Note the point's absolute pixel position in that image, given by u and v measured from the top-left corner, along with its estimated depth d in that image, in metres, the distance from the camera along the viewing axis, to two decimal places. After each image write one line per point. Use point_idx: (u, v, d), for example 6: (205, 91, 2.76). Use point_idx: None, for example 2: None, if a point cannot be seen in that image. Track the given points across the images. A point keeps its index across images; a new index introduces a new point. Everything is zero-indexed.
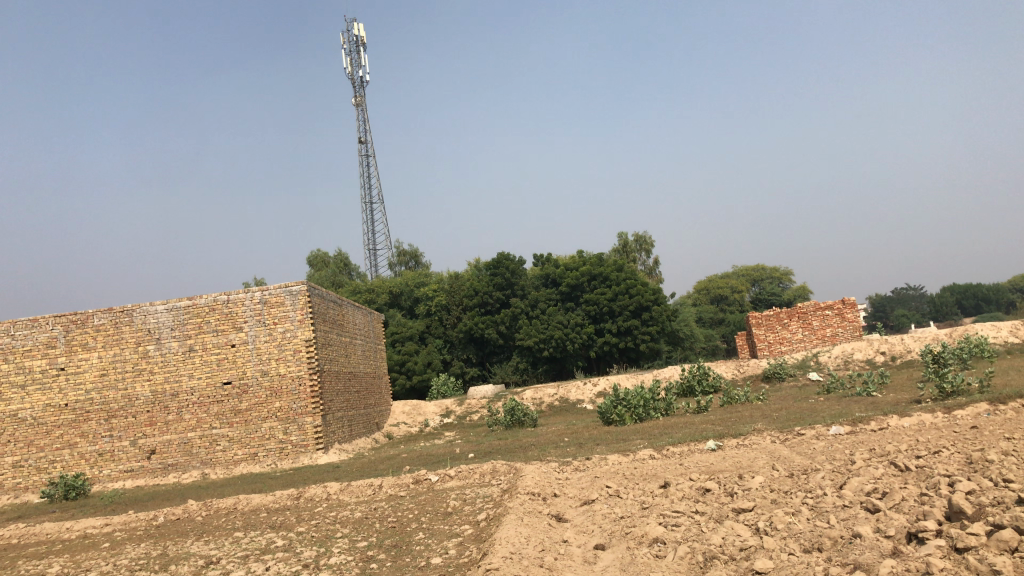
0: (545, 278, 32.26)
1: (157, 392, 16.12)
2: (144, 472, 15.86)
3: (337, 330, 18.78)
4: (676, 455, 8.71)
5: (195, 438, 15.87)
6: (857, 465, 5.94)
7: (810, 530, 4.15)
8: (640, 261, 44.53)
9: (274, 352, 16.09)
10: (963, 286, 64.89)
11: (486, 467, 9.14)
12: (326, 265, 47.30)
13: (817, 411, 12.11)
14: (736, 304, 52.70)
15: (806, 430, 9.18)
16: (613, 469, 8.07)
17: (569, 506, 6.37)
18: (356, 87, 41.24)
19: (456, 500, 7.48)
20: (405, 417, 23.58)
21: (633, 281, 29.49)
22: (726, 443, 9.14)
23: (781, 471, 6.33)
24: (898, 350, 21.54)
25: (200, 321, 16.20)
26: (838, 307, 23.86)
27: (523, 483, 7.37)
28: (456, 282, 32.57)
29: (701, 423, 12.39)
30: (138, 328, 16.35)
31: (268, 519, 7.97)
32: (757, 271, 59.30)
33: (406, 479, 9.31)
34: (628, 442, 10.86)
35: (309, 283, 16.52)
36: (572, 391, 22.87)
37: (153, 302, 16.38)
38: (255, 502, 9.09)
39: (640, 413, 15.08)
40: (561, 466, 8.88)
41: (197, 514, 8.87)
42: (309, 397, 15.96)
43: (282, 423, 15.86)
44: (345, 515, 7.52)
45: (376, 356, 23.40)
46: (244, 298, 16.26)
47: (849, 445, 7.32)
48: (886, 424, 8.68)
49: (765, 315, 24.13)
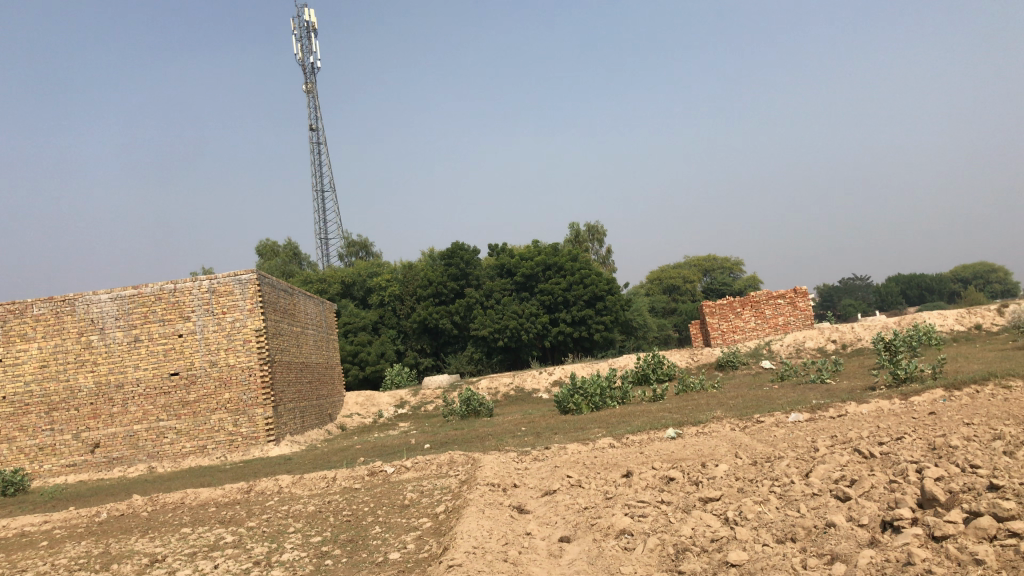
0: (500, 270, 31.70)
1: (101, 384, 15.59)
2: (88, 466, 15.32)
3: (289, 321, 18.39)
4: (636, 444, 8.61)
5: (141, 430, 15.40)
6: (821, 453, 5.87)
7: (782, 520, 4.04)
8: (593, 251, 44.59)
9: (223, 343, 15.66)
10: (908, 276, 66.43)
11: (443, 458, 8.94)
12: (276, 255, 46.49)
13: (773, 398, 12.16)
14: (688, 294, 53.24)
15: (765, 418, 9.15)
16: (573, 459, 7.93)
17: (530, 497, 6.22)
18: (307, 73, 40.55)
19: (414, 492, 7.27)
20: (359, 408, 23.25)
21: (587, 271, 29.56)
22: (686, 431, 9.07)
23: (744, 459, 6.25)
24: (849, 337, 21.83)
25: (146, 310, 15.71)
26: (790, 296, 24.11)
27: (483, 474, 7.19)
28: (410, 271, 32.23)
29: (659, 411, 12.34)
30: (80, 319, 15.79)
31: (217, 514, 7.67)
32: (708, 260, 59.90)
33: (361, 470, 9.07)
34: (586, 431, 10.74)
35: (259, 272, 16.12)
36: (528, 380, 22.77)
37: (97, 291, 15.83)
38: (203, 496, 8.78)
39: (596, 401, 15.02)
40: (520, 456, 8.72)
41: (142, 509, 8.52)
42: (260, 388, 15.57)
43: (232, 415, 15.45)
44: (298, 509, 7.26)
45: (328, 346, 23.02)
46: (191, 287, 15.80)
47: (810, 433, 7.28)
48: (844, 411, 8.69)
49: (719, 304, 24.25)
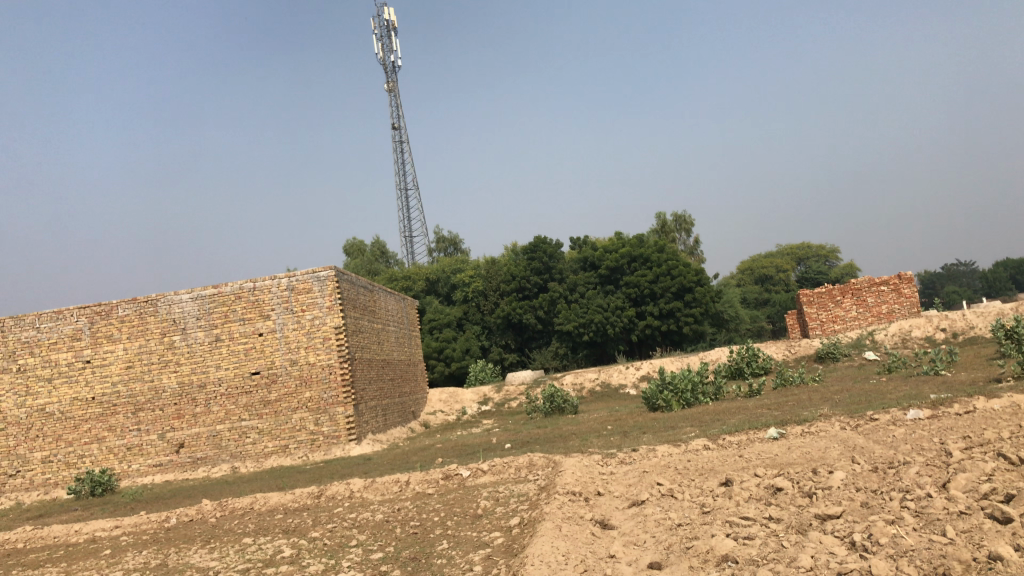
0: (584, 262, 31.23)
1: (185, 384, 15.58)
2: (174, 466, 15.34)
3: (369, 317, 18.12)
4: (734, 446, 7.79)
5: (224, 430, 15.32)
6: (957, 459, 4.98)
7: (927, 548, 3.28)
8: (679, 242, 43.41)
9: (303, 341, 15.45)
10: (1017, 261, 62.69)
11: (521, 460, 8.33)
12: (363, 253, 46.74)
13: (884, 392, 11.15)
14: (781, 284, 51.34)
15: (879, 415, 8.17)
16: (663, 462, 7.19)
17: (615, 509, 5.55)
18: (389, 72, 40.57)
19: (488, 500, 6.67)
20: (443, 405, 22.89)
21: (675, 261, 28.38)
22: (790, 431, 8.19)
23: (863, 465, 5.41)
24: (960, 326, 20.26)
25: (227, 309, 15.61)
26: (894, 283, 22.58)
27: (563, 480, 6.53)
28: (494, 267, 31.64)
29: (756, 408, 11.44)
30: (163, 319, 15.81)
31: (283, 522, 7.26)
32: (802, 249, 57.70)
33: (436, 474, 8.51)
34: (677, 430, 9.96)
35: (338, 269, 15.81)
36: (614, 375, 22.00)
37: (179, 291, 15.82)
38: (273, 501, 8.40)
39: (688, 397, 14.15)
40: (604, 459, 8.02)
41: (211, 515, 8.21)
42: (340, 386, 15.29)
43: (313, 414, 15.21)
44: (365, 518, 6.76)
45: (411, 343, 22.76)
46: (271, 286, 15.63)
47: (936, 432, 6.37)
48: (972, 407, 7.64)
49: (817, 293, 22.98)
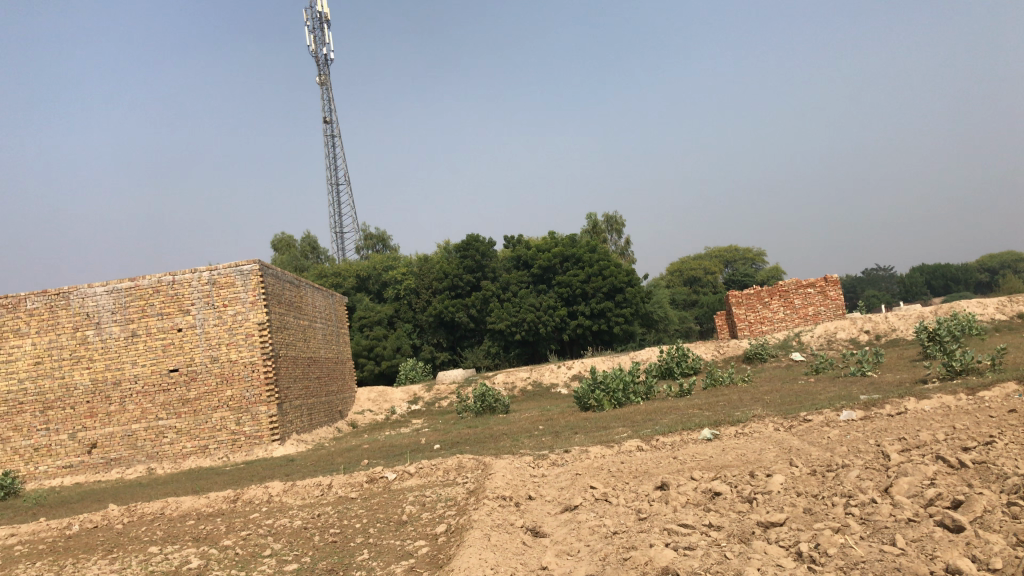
0: (516, 261, 30.97)
1: (98, 381, 14.80)
2: (85, 468, 14.53)
3: (295, 314, 17.54)
4: (667, 447, 7.61)
5: (140, 430, 14.59)
6: (896, 462, 4.86)
7: (879, 559, 3.14)
8: (611, 242, 43.60)
9: (225, 337, 14.80)
10: (932, 267, 65.00)
11: (450, 462, 8.01)
12: (292, 248, 45.70)
13: (813, 393, 11.19)
14: (708, 286, 52.23)
15: (812, 416, 8.09)
16: (596, 464, 6.96)
17: (547, 515, 5.29)
18: (320, 65, 39.72)
19: (414, 505, 6.34)
20: (371, 405, 22.37)
21: (607, 262, 28.48)
22: (723, 432, 8.05)
23: (801, 468, 5.25)
24: (883, 328, 20.71)
25: (144, 303, 14.87)
26: (820, 285, 23.00)
27: (492, 484, 6.24)
28: (426, 264, 31.13)
29: (687, 408, 11.35)
30: (75, 313, 15.00)
31: (194, 528, 6.79)
32: (730, 252, 58.70)
33: (360, 476, 8.13)
34: (609, 430, 9.77)
35: (262, 262, 15.21)
36: (546, 375, 21.83)
37: (93, 284, 15.03)
38: (185, 506, 7.89)
39: (619, 397, 14.03)
40: (536, 460, 7.74)
41: (117, 521, 7.67)
42: (263, 384, 14.70)
43: (234, 414, 14.59)
44: (281, 524, 6.35)
45: (338, 340, 22.13)
46: (191, 279, 14.94)
47: (871, 434, 6.28)
48: (904, 408, 7.62)
49: (746, 294, 23.15)
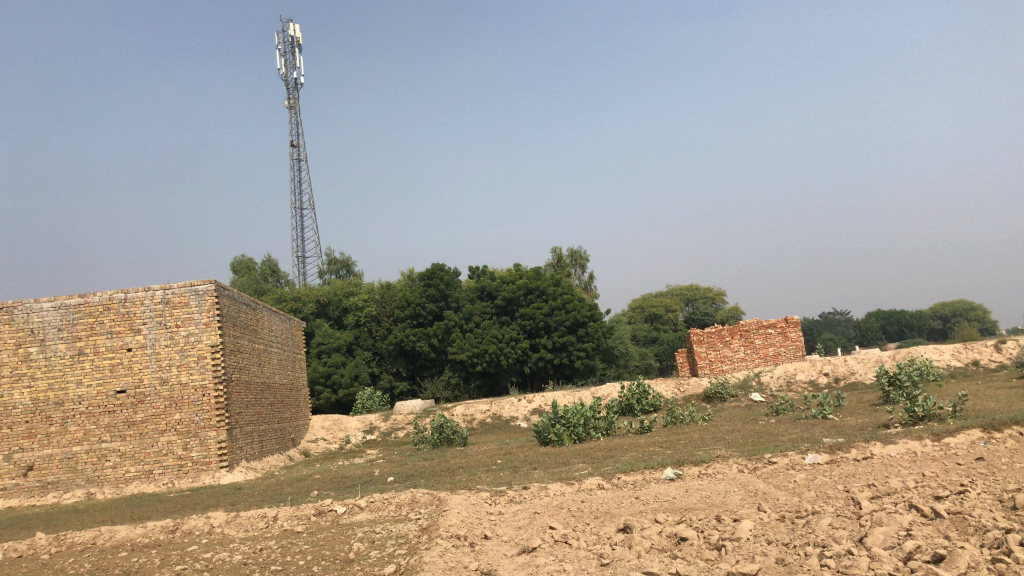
0: (480, 292, 30.75)
1: (39, 400, 14.18)
2: (20, 491, 13.86)
3: (250, 337, 17.05)
4: (629, 486, 7.38)
5: (81, 452, 13.98)
6: (869, 510, 4.67)
7: None
8: (574, 276, 43.57)
9: (175, 359, 14.29)
10: (888, 312, 66.01)
11: (403, 496, 7.69)
12: (252, 271, 44.98)
13: (775, 434, 11.05)
14: (669, 324, 52.47)
15: (777, 458, 7.91)
16: (555, 502, 6.70)
17: (503, 557, 5.01)
18: (290, 89, 39.43)
19: (362, 541, 6.02)
20: (325, 433, 21.81)
21: (569, 295, 28.46)
22: (687, 472, 7.84)
23: (769, 513, 5.04)
24: (842, 371, 20.80)
25: (93, 321, 14.34)
26: (781, 326, 23.08)
27: (447, 521, 5.93)
28: (389, 292, 30.77)
29: (649, 446, 11.14)
30: (19, 329, 14.42)
31: (126, 561, 6.37)
32: (691, 290, 59.04)
33: (308, 509, 7.76)
34: (569, 467, 9.51)
35: (219, 283, 14.78)
36: (506, 407, 21.52)
37: (39, 299, 14.47)
38: (120, 535, 7.45)
39: (579, 432, 13.82)
40: (493, 496, 7.45)
41: (44, 551, 7.21)
42: (213, 408, 14.19)
43: (182, 438, 14.06)
44: (220, 559, 5.97)
45: (294, 366, 21.64)
46: (143, 297, 14.45)
47: (839, 479, 6.11)
48: (870, 453, 7.47)
49: (707, 332, 23.10)
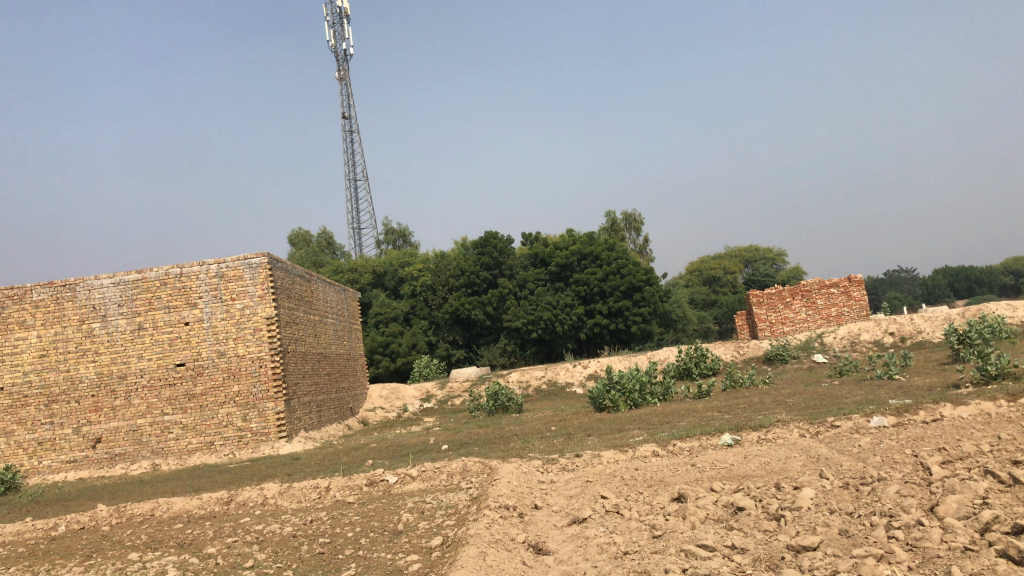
0: (534, 258, 30.52)
1: (103, 374, 14.50)
2: (89, 462, 14.24)
3: (305, 308, 17.15)
4: (685, 453, 7.15)
5: (145, 425, 14.28)
6: (941, 476, 4.37)
7: None
8: (629, 240, 43.02)
9: (232, 331, 14.45)
10: (956, 268, 63.87)
11: (455, 465, 7.59)
12: (309, 244, 45.47)
13: (839, 397, 10.66)
14: (728, 286, 51.62)
15: (841, 422, 7.58)
16: (608, 470, 6.52)
17: (553, 528, 4.87)
18: (340, 60, 39.43)
19: (411, 512, 5.93)
20: (383, 402, 21.99)
21: (624, 260, 28.00)
22: (745, 437, 7.57)
23: (833, 480, 4.78)
24: (909, 330, 20.10)
25: (151, 296, 14.54)
26: (844, 285, 22.39)
27: (496, 490, 5.79)
28: (442, 261, 30.75)
29: (706, 410, 10.87)
30: (81, 305, 14.71)
31: (180, 533, 6.41)
32: (750, 252, 57.89)
33: (360, 479, 7.72)
34: (624, 433, 9.33)
35: (271, 255, 14.83)
36: (561, 373, 21.37)
37: (99, 276, 14.73)
38: (177, 507, 7.51)
39: (635, 398, 13.58)
40: (545, 464, 7.30)
41: (104, 523, 7.31)
42: (271, 380, 14.34)
43: (241, 409, 14.25)
44: (271, 530, 5.95)
45: (350, 336, 21.77)
46: (198, 272, 14.57)
47: (908, 443, 5.79)
48: (941, 415, 7.09)
49: (767, 294, 22.59)
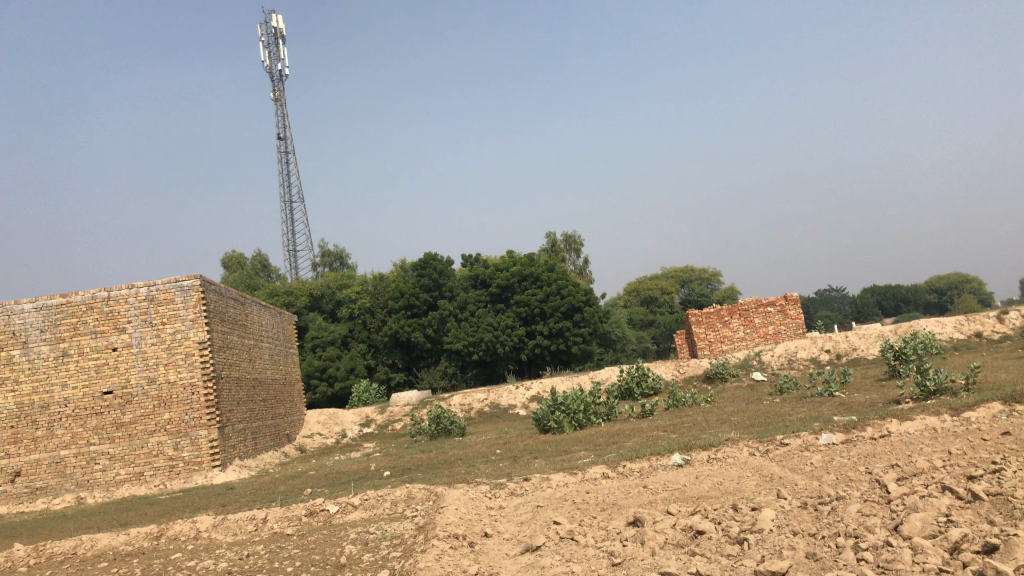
0: (473, 280, 30.40)
1: (24, 404, 13.78)
2: (8, 497, 13.47)
3: (239, 332, 16.63)
4: (635, 475, 7.00)
5: (69, 456, 13.58)
6: (900, 494, 4.29)
7: None
8: (569, 261, 43.09)
9: (163, 357, 13.88)
10: (882, 287, 65.75)
11: (399, 492, 7.31)
12: (243, 267, 44.47)
13: (783, 414, 10.71)
14: (665, 306, 52.22)
15: (790, 440, 7.52)
16: (559, 494, 6.33)
17: (506, 557, 4.65)
18: (275, 81, 38.85)
19: (354, 543, 5.65)
20: (321, 428, 21.44)
21: (565, 281, 28.11)
22: (696, 457, 7.45)
23: (791, 500, 4.68)
24: (843, 347, 20.47)
25: (76, 321, 13.89)
26: (780, 304, 22.75)
27: (444, 519, 5.54)
28: (381, 283, 30.35)
29: (652, 430, 10.76)
30: (0, 332, 13.97)
31: (105, 572, 5.99)
32: (686, 272, 58.72)
33: (299, 509, 7.37)
34: (571, 455, 9.15)
35: (204, 277, 14.34)
36: (503, 395, 21.15)
37: (20, 300, 14.03)
38: (102, 544, 7.06)
39: (580, 419, 13.45)
40: (493, 490, 7.07)
41: (23, 563, 6.83)
42: (203, 407, 13.80)
43: (172, 438, 13.67)
44: (204, 567, 5.59)
45: (286, 360, 21.21)
46: (127, 295, 13.99)
47: (860, 460, 5.74)
48: (887, 431, 7.08)
49: (706, 313, 22.73)
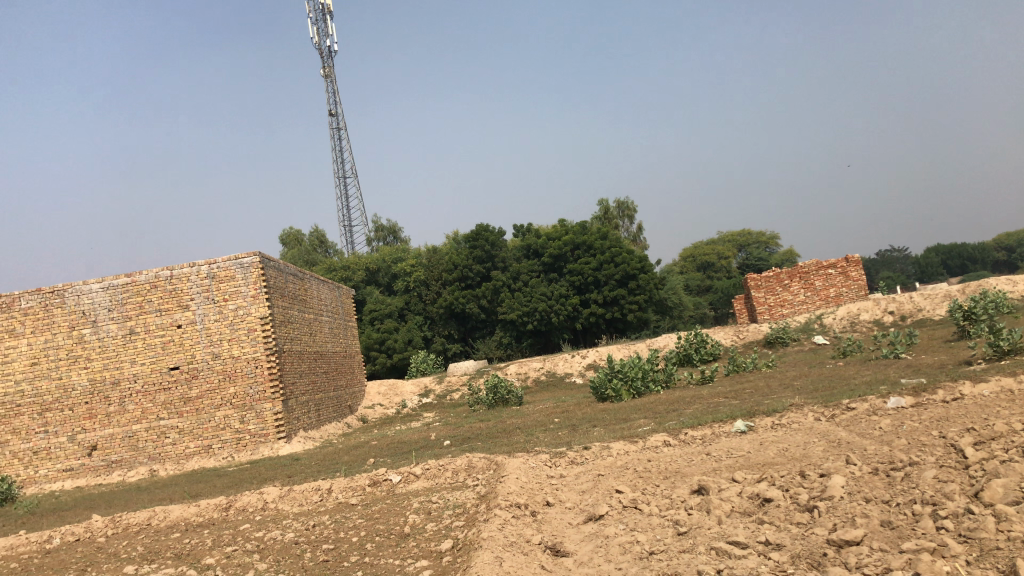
0: (527, 250, 30.27)
1: (96, 381, 14.21)
2: (86, 470, 13.97)
3: (299, 307, 16.86)
4: (697, 442, 6.91)
5: (141, 430, 14.00)
6: (979, 459, 4.12)
7: None
8: (623, 229, 42.84)
9: (226, 333, 14.17)
10: (949, 246, 63.74)
11: (460, 461, 7.34)
12: (300, 243, 45.13)
13: (847, 378, 10.47)
14: (722, 271, 51.51)
15: (856, 403, 7.33)
16: (620, 462, 6.28)
17: (569, 526, 4.63)
18: (324, 57, 39.05)
19: (418, 513, 5.69)
20: (381, 399, 21.72)
21: (618, 248, 27.68)
22: (759, 423, 7.32)
23: (861, 465, 4.54)
24: (908, 308, 19.92)
25: (142, 300, 14.23)
26: (841, 265, 22.20)
27: (505, 488, 5.54)
28: (436, 255, 30.50)
29: (712, 396, 10.63)
30: (71, 311, 14.40)
31: (178, 543, 6.15)
32: (743, 236, 57.77)
33: (362, 479, 7.46)
34: (630, 423, 9.08)
35: (262, 254, 14.54)
36: (560, 364, 21.13)
37: (88, 281, 14.42)
38: (174, 515, 7.25)
39: (638, 386, 13.36)
40: (553, 458, 7.06)
41: (100, 533, 7.06)
42: (267, 381, 14.06)
43: (238, 411, 13.98)
44: (272, 538, 5.70)
45: (345, 333, 21.48)
46: (189, 273, 14.27)
47: (932, 423, 5.55)
48: (960, 393, 6.85)
49: (765, 277, 22.26)
